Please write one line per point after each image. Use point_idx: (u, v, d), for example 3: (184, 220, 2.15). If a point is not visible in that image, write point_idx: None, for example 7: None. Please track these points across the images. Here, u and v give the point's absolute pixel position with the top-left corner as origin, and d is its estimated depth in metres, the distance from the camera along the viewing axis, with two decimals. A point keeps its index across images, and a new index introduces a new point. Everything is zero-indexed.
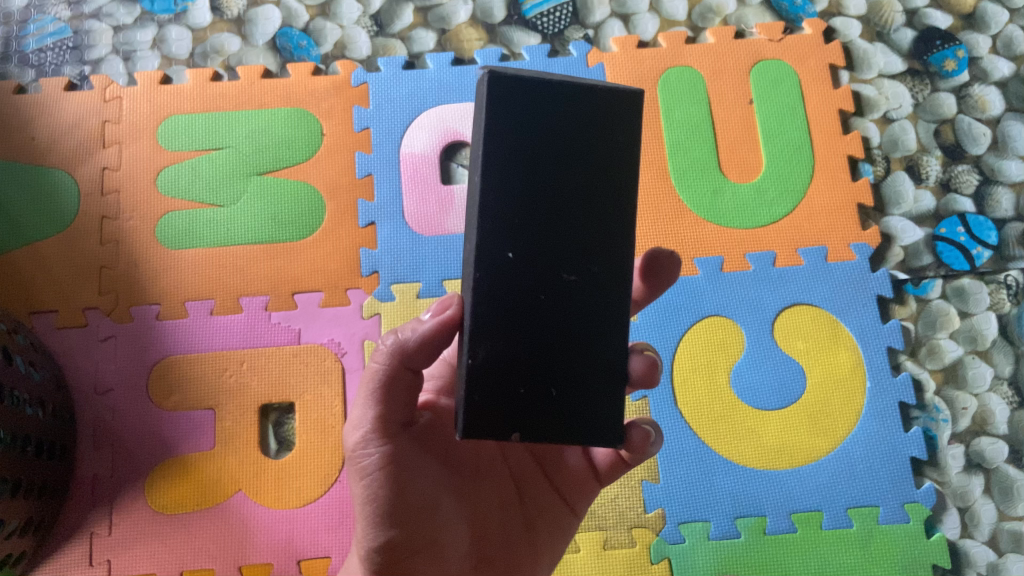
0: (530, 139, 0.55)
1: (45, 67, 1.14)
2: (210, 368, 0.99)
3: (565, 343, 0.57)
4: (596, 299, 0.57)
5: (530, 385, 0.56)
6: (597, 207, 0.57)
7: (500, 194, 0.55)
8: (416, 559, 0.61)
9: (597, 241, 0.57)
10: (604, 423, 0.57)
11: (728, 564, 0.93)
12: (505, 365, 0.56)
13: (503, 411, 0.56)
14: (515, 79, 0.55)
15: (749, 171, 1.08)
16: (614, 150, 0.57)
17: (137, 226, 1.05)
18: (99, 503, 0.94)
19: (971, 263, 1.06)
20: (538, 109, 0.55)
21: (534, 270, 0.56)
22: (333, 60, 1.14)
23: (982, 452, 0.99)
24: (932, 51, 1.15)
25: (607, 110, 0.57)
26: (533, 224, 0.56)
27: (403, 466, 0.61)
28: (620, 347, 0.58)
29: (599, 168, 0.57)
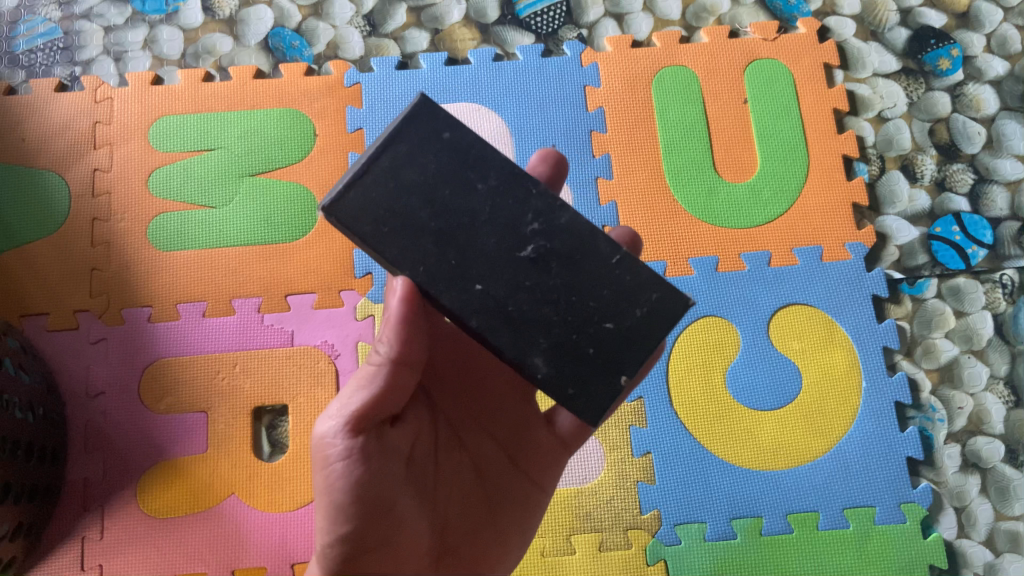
0: (403, 204, 0.60)
1: (36, 68, 1.13)
2: (203, 370, 0.98)
3: (582, 292, 0.61)
4: (569, 242, 0.61)
5: (592, 339, 0.61)
6: (494, 192, 0.62)
7: (427, 257, 0.60)
8: (377, 551, 0.63)
9: (514, 206, 0.61)
10: (649, 296, 0.61)
11: (724, 565, 0.92)
12: (561, 341, 0.61)
13: (585, 371, 0.60)
14: (352, 184, 0.60)
15: (743, 171, 1.07)
16: (454, 144, 0.62)
17: (129, 228, 1.04)
18: (91, 507, 0.93)
19: (967, 263, 1.05)
20: (391, 180, 0.61)
21: (503, 276, 0.61)
22: (326, 60, 1.14)
23: (979, 452, 0.99)
24: (926, 50, 1.15)
25: (422, 134, 0.62)
26: (472, 246, 0.61)
27: (370, 462, 0.63)
28: (613, 250, 0.61)
29: (463, 165, 0.62)
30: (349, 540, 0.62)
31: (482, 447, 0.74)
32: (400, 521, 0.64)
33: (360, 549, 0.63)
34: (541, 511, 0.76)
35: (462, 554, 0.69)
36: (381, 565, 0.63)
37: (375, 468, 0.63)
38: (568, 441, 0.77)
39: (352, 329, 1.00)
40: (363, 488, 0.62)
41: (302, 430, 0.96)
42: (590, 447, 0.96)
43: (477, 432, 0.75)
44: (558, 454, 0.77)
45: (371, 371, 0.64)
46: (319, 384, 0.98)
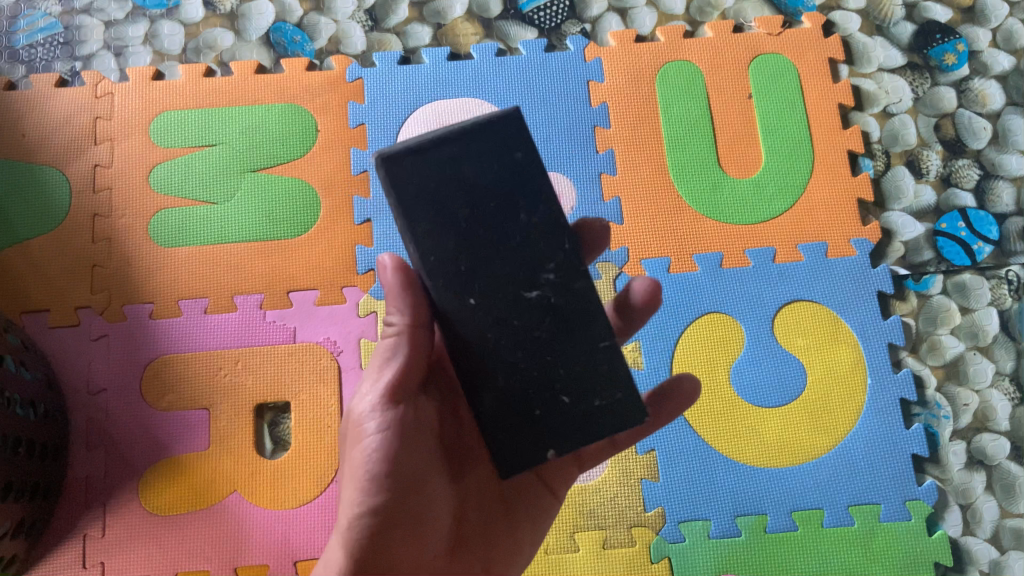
0: (445, 192, 0.61)
1: (36, 63, 1.12)
2: (204, 367, 0.97)
3: (561, 356, 0.62)
4: (574, 306, 0.62)
5: (544, 405, 0.62)
6: (534, 228, 0.62)
7: (440, 252, 0.61)
8: (400, 530, 0.64)
9: (540, 247, 0.62)
10: (615, 399, 0.62)
11: (728, 563, 0.92)
12: (517, 387, 0.62)
13: (523, 429, 0.62)
14: (413, 153, 0.60)
15: (748, 167, 1.07)
16: (518, 160, 0.62)
17: (130, 224, 1.03)
18: (93, 504, 0.93)
19: (972, 259, 1.05)
20: (447, 167, 0.61)
21: (498, 304, 0.61)
22: (327, 55, 1.13)
23: (984, 449, 0.98)
24: (932, 45, 1.14)
25: (501, 138, 0.62)
26: (486, 261, 0.61)
27: (405, 436, 0.65)
28: (604, 334, 0.62)
29: (519, 189, 0.62)
30: (378, 513, 0.63)
31: None
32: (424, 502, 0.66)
33: (383, 526, 0.63)
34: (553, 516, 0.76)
35: (478, 549, 0.69)
36: (402, 545, 0.64)
37: (405, 442, 0.65)
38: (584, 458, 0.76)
39: (354, 326, 0.99)
40: (393, 463, 0.64)
41: (304, 427, 0.96)
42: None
43: None
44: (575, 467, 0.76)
45: (388, 343, 0.66)
46: (321, 381, 0.97)
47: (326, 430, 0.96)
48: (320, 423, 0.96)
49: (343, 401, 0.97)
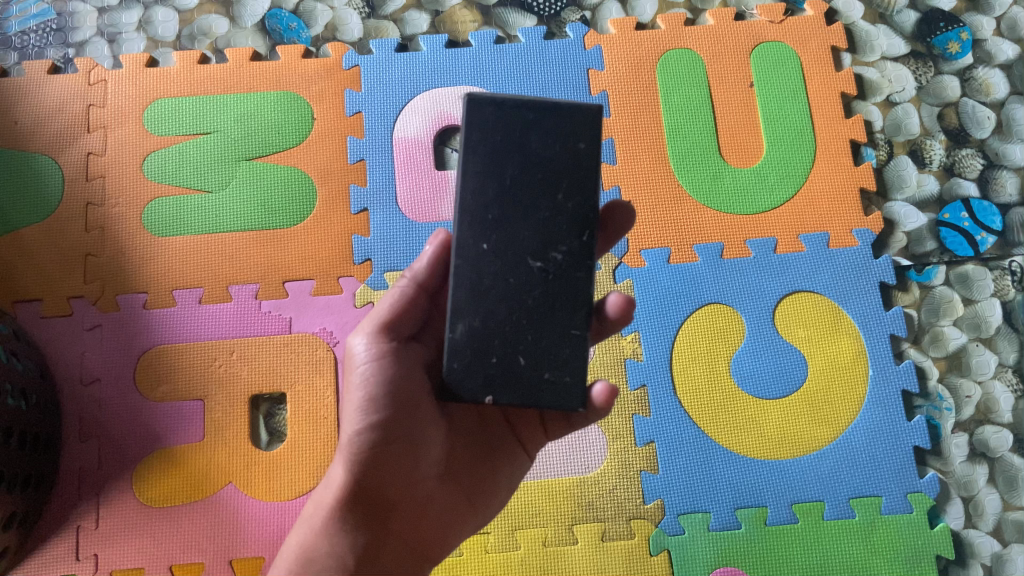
0: (505, 150, 0.62)
1: (28, 50, 1.11)
2: (199, 358, 0.96)
3: (535, 325, 0.63)
4: (564, 291, 0.63)
5: (502, 357, 0.62)
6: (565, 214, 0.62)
7: (476, 196, 0.62)
8: (393, 451, 0.66)
9: (561, 232, 0.62)
10: (570, 386, 0.62)
11: (728, 555, 0.91)
12: (483, 337, 0.63)
13: (478, 376, 0.62)
14: (495, 103, 0.62)
15: (749, 156, 1.05)
16: (578, 150, 0.62)
17: (124, 212, 1.02)
18: (86, 496, 0.92)
19: (976, 250, 1.04)
20: (517, 130, 0.62)
21: (506, 259, 0.63)
22: (324, 42, 1.12)
23: (986, 441, 0.98)
24: (935, 33, 1.13)
25: (573, 122, 0.63)
26: (513, 222, 0.63)
27: (402, 362, 0.67)
28: (577, 323, 0.63)
29: (566, 176, 0.62)
30: (377, 428, 0.66)
31: None
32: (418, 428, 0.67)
33: (380, 444, 0.66)
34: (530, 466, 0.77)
35: (464, 479, 0.71)
36: (393, 465, 0.66)
37: (403, 371, 0.67)
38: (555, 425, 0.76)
39: (350, 316, 0.98)
40: (392, 386, 0.66)
41: (299, 419, 0.95)
42: (593, 435, 0.95)
43: None
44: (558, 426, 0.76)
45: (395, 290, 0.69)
46: (317, 372, 0.96)
47: (323, 422, 0.95)
48: (316, 415, 0.95)
49: (339, 392, 0.96)
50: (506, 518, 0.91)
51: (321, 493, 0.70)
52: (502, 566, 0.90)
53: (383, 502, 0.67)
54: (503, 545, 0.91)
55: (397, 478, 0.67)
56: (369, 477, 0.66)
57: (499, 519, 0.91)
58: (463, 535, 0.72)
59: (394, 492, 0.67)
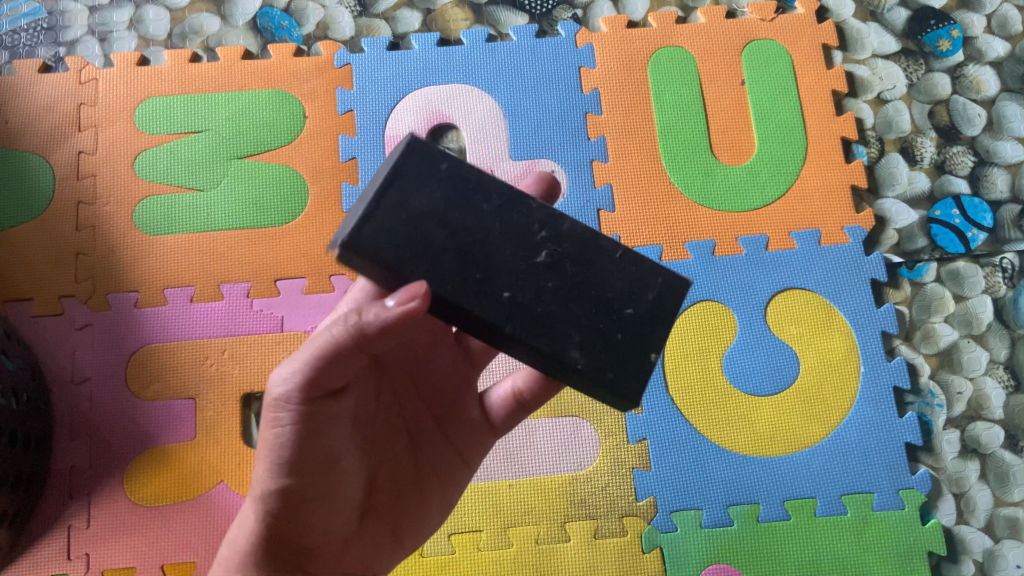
0: (419, 234, 0.58)
1: (19, 49, 1.10)
2: (191, 357, 0.96)
3: (597, 283, 0.60)
4: (576, 243, 0.60)
5: (617, 326, 0.59)
6: (504, 221, 0.59)
7: (444, 275, 0.57)
8: (312, 503, 0.62)
9: (518, 230, 0.59)
10: (662, 283, 0.61)
11: (720, 552, 0.91)
12: (587, 329, 0.59)
13: (613, 358, 0.59)
14: (368, 217, 0.57)
15: (741, 153, 1.06)
16: (463, 177, 0.60)
17: (115, 211, 1.02)
18: (77, 495, 0.92)
19: (966, 246, 1.04)
20: (407, 212, 0.58)
21: (525, 282, 0.59)
22: (316, 40, 1.12)
23: (978, 437, 0.98)
24: (926, 31, 1.13)
25: (422, 173, 0.59)
26: (486, 259, 0.58)
27: (323, 421, 0.61)
28: (613, 246, 0.61)
29: (469, 197, 0.59)
30: (292, 484, 0.61)
31: (417, 414, 0.72)
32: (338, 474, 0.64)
33: (301, 497, 0.61)
34: (462, 485, 0.76)
35: (386, 512, 0.69)
36: (315, 514, 0.63)
37: (323, 422, 0.61)
38: (498, 424, 0.75)
39: None
40: (313, 441, 0.61)
41: None
42: (586, 433, 0.95)
43: (418, 399, 0.73)
44: (489, 436, 0.76)
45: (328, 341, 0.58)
46: None
47: None
48: None
49: None
50: (498, 516, 0.91)
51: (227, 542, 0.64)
52: (494, 564, 0.90)
53: (300, 552, 0.62)
54: (495, 544, 0.91)
55: (319, 525, 0.63)
56: (287, 529, 0.62)
57: (491, 517, 0.91)
58: (387, 564, 0.71)
59: (315, 539, 0.63)
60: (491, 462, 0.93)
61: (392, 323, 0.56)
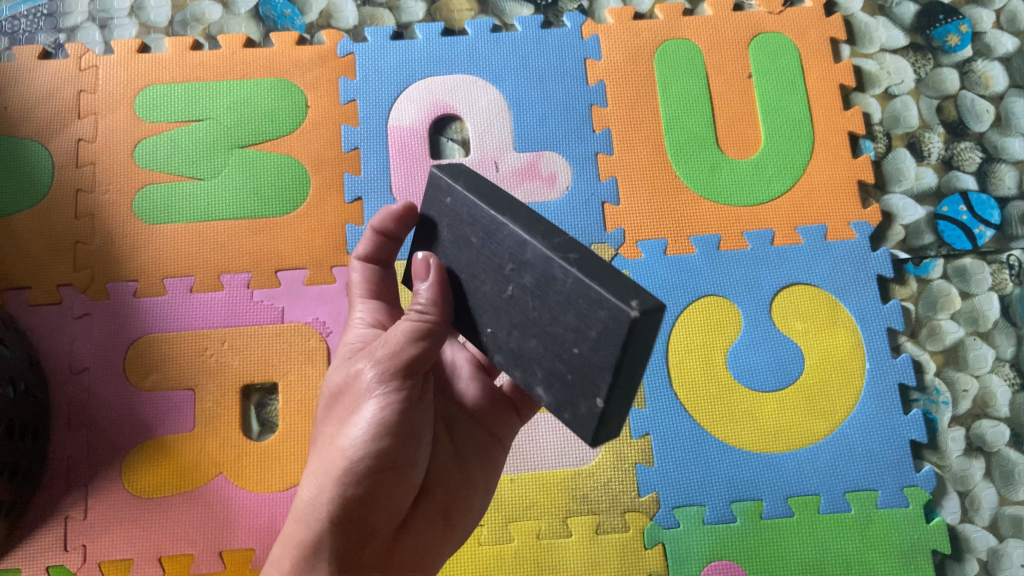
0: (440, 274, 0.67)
1: (19, 35, 1.09)
2: (189, 347, 0.95)
3: (553, 316, 0.59)
4: (535, 268, 0.59)
5: (572, 366, 0.59)
6: (484, 254, 0.63)
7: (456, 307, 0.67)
8: (385, 484, 0.66)
9: (489, 262, 0.62)
10: (608, 322, 0.55)
11: (723, 548, 0.90)
12: (551, 363, 0.60)
13: (572, 392, 0.59)
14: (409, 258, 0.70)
15: (747, 147, 1.05)
16: (465, 211, 0.63)
17: (114, 199, 1.01)
18: (75, 486, 0.91)
19: (973, 243, 1.03)
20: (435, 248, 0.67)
21: (503, 315, 0.63)
22: (318, 29, 1.10)
23: (983, 435, 0.97)
24: (934, 25, 1.12)
25: (438, 206, 0.66)
26: (473, 292, 0.65)
27: (407, 403, 0.66)
28: (563, 272, 0.57)
29: (470, 228, 0.63)
30: (372, 465, 0.65)
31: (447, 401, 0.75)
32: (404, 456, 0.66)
33: (370, 477, 0.65)
34: (500, 466, 0.78)
35: (440, 498, 0.72)
36: (384, 495, 0.66)
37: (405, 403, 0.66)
38: (521, 406, 0.79)
39: (344, 306, 0.97)
40: (389, 421, 0.65)
41: (292, 410, 0.94)
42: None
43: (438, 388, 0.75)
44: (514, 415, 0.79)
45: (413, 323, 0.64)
46: (310, 362, 0.95)
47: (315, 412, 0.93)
48: (309, 405, 0.94)
49: None
50: (499, 511, 0.90)
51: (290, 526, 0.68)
52: (495, 559, 0.89)
53: (362, 534, 0.66)
54: (496, 538, 0.90)
55: (383, 506, 0.66)
56: (351, 511, 0.65)
57: (493, 511, 0.91)
58: (442, 550, 0.73)
59: (376, 521, 0.66)
60: None
61: (441, 300, 0.65)
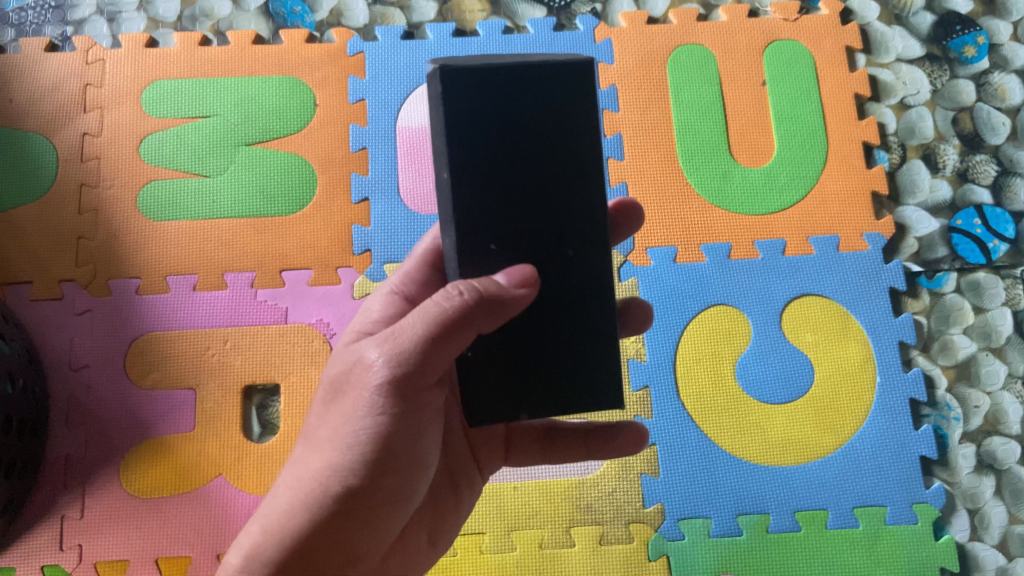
0: (481, 134, 0.54)
1: (26, 26, 1.08)
2: (192, 346, 0.94)
3: (547, 339, 0.58)
4: (581, 279, 0.58)
5: (526, 366, 0.58)
6: (570, 190, 0.56)
7: (470, 189, 0.54)
8: (380, 503, 0.60)
9: (566, 197, 0.56)
10: (547, 377, 0.58)
11: (728, 562, 0.89)
12: (493, 354, 0.58)
13: (509, 393, 0.58)
14: (472, 72, 0.53)
15: (759, 154, 1.03)
16: (567, 127, 0.55)
17: (118, 194, 1.00)
18: (72, 484, 0.89)
19: (987, 257, 1.02)
20: (488, 111, 0.54)
21: (516, 256, 0.56)
22: (328, 27, 1.09)
23: (994, 452, 0.95)
24: (952, 36, 1.11)
25: (567, 81, 0.55)
26: (516, 211, 0.55)
27: (406, 413, 0.58)
28: (605, 317, 0.59)
29: (566, 149, 0.55)
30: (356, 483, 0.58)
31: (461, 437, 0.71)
32: (407, 482, 0.60)
33: (357, 497, 0.59)
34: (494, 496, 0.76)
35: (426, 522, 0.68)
36: (373, 516, 0.60)
37: (406, 421, 0.58)
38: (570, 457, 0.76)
39: (348, 307, 0.95)
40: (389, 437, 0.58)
41: (293, 412, 0.92)
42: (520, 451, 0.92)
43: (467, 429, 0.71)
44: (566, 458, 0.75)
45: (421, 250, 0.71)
46: (313, 364, 0.94)
47: None
48: None
49: None
50: (502, 519, 0.89)
51: (267, 511, 0.62)
52: (496, 567, 0.88)
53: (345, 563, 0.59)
54: (498, 547, 0.89)
55: (371, 535, 0.60)
56: (337, 531, 0.59)
57: (495, 519, 0.89)
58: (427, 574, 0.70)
59: (364, 549, 0.60)
60: None
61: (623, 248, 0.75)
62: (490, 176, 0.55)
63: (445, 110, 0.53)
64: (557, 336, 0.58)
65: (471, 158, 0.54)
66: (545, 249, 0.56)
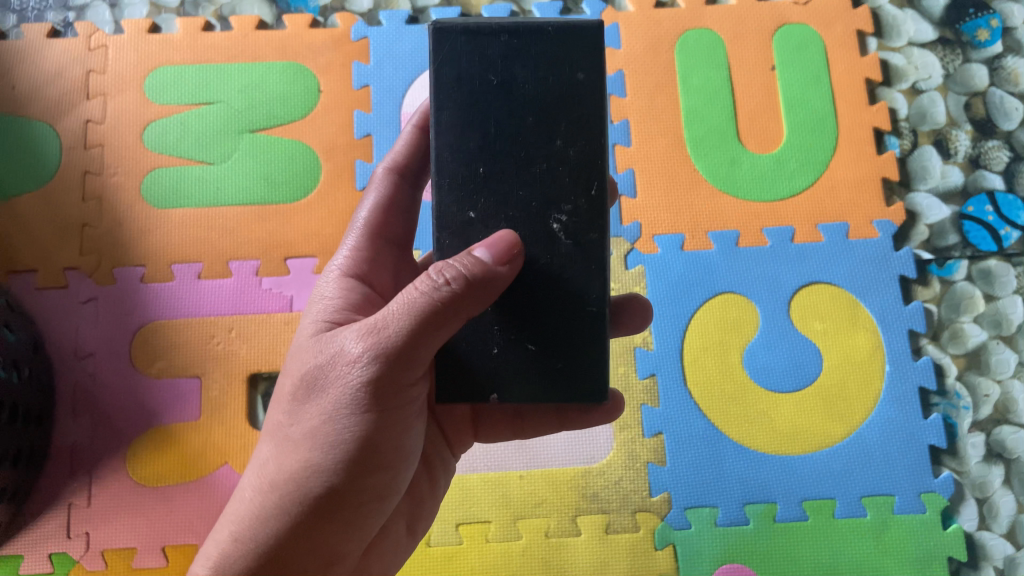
0: (475, 96, 0.57)
1: (27, 12, 1.07)
2: (197, 335, 0.94)
3: (532, 313, 0.58)
4: (571, 252, 0.58)
5: (505, 342, 0.58)
6: (563, 158, 0.58)
7: (458, 152, 0.57)
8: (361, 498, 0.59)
9: (561, 163, 0.58)
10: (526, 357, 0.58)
11: (735, 551, 0.89)
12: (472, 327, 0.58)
13: (479, 370, 0.58)
14: (467, 32, 0.57)
15: (768, 141, 1.02)
16: (563, 92, 0.57)
17: (122, 182, 0.99)
18: (78, 473, 0.90)
19: (999, 245, 1.00)
20: (482, 75, 0.57)
21: (499, 224, 0.58)
22: (332, 12, 1.08)
23: (1004, 442, 0.95)
24: (965, 19, 1.09)
25: (567, 44, 0.57)
26: (506, 175, 0.58)
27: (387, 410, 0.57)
28: (594, 295, 0.58)
29: (562, 114, 0.57)
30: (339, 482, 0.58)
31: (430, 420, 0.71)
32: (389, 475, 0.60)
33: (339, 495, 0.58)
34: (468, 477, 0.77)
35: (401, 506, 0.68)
36: (354, 512, 0.59)
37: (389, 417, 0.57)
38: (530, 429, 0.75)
39: None
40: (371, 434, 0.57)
41: None
42: (512, 448, 0.92)
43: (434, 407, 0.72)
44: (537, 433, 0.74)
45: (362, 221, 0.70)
46: None
47: None
48: None
49: None
50: (508, 507, 0.89)
51: (238, 513, 0.60)
52: (501, 555, 0.88)
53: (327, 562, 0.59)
54: (504, 535, 0.89)
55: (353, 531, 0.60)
56: (318, 532, 0.58)
57: (501, 507, 0.89)
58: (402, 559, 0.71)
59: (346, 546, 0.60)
60: (502, 453, 0.91)
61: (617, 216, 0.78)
62: (479, 139, 0.58)
63: (438, 71, 0.57)
64: (538, 310, 0.58)
65: (465, 120, 0.57)
66: (532, 218, 0.57)
